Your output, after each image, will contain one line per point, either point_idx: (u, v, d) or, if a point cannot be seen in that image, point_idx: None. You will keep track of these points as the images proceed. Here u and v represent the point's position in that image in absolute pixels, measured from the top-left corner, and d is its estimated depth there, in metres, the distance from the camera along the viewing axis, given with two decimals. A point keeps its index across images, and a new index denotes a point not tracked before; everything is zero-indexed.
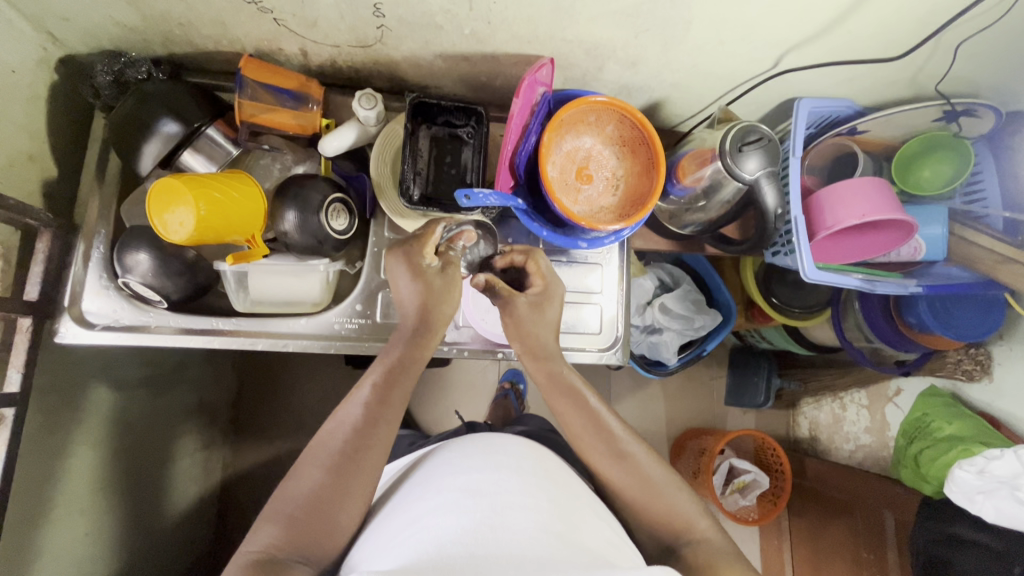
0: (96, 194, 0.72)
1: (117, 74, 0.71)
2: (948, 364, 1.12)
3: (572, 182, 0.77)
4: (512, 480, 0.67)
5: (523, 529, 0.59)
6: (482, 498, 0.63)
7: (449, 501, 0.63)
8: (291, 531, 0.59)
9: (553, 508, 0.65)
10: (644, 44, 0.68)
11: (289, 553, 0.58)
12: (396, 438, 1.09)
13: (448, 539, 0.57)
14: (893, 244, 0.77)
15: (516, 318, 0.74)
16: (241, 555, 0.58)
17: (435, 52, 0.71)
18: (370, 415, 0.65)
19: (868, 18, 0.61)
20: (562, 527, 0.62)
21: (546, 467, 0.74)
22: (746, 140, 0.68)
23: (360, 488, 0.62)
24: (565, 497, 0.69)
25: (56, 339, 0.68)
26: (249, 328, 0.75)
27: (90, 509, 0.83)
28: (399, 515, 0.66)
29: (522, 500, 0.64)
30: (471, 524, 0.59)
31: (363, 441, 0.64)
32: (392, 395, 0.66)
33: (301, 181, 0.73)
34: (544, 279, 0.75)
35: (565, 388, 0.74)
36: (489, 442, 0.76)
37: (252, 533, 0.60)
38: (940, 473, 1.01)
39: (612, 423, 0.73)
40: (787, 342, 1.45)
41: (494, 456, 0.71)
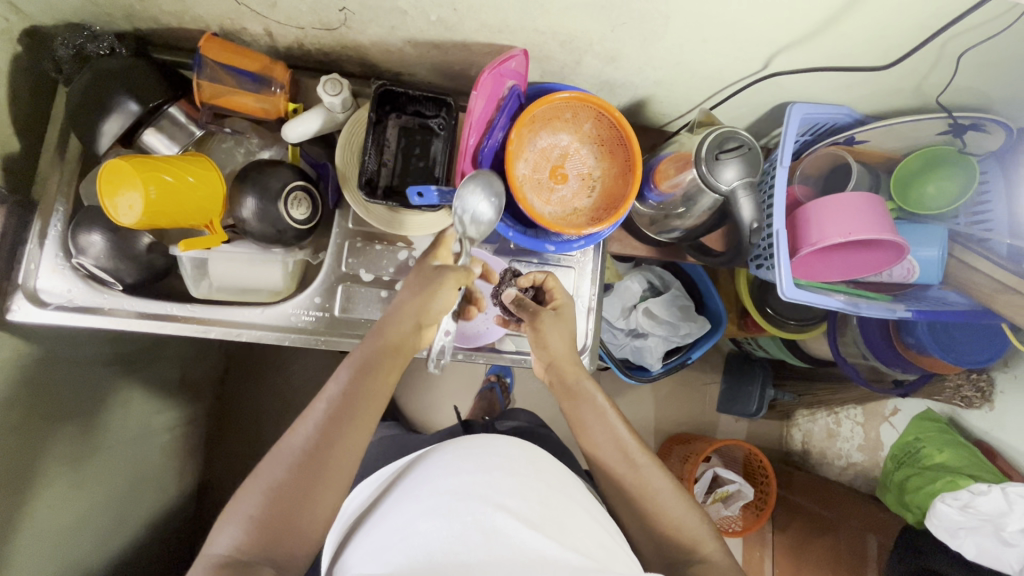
0: (56, 170, 0.71)
1: (79, 49, 0.70)
2: (946, 390, 1.06)
3: (545, 181, 0.73)
4: (506, 483, 0.63)
5: (511, 539, 0.56)
6: (470, 503, 0.59)
7: (438, 505, 0.59)
8: (258, 535, 0.56)
9: (544, 511, 0.62)
10: (621, 38, 0.64)
11: (258, 555, 0.55)
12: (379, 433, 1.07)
13: (439, 547, 0.55)
14: (884, 263, 0.72)
15: (537, 327, 0.74)
16: (206, 557, 0.55)
17: (403, 38, 0.68)
18: (337, 411, 0.61)
19: (863, 19, 0.56)
20: (551, 528, 0.60)
21: (539, 465, 0.69)
22: (725, 148, 0.64)
23: (327, 490, 0.59)
24: (557, 495, 0.66)
25: (7, 315, 0.67)
26: (204, 316, 0.74)
27: (69, 478, 0.83)
28: (387, 517, 0.63)
29: (512, 504, 0.60)
30: (461, 530, 0.57)
31: (330, 440, 0.60)
32: (365, 386, 0.63)
33: (261, 167, 0.71)
34: (562, 297, 0.77)
35: (584, 397, 0.74)
36: (478, 442, 0.70)
37: (218, 528, 0.57)
38: (925, 503, 0.98)
39: (622, 432, 0.73)
40: (782, 353, 1.41)
41: (490, 458, 0.66)
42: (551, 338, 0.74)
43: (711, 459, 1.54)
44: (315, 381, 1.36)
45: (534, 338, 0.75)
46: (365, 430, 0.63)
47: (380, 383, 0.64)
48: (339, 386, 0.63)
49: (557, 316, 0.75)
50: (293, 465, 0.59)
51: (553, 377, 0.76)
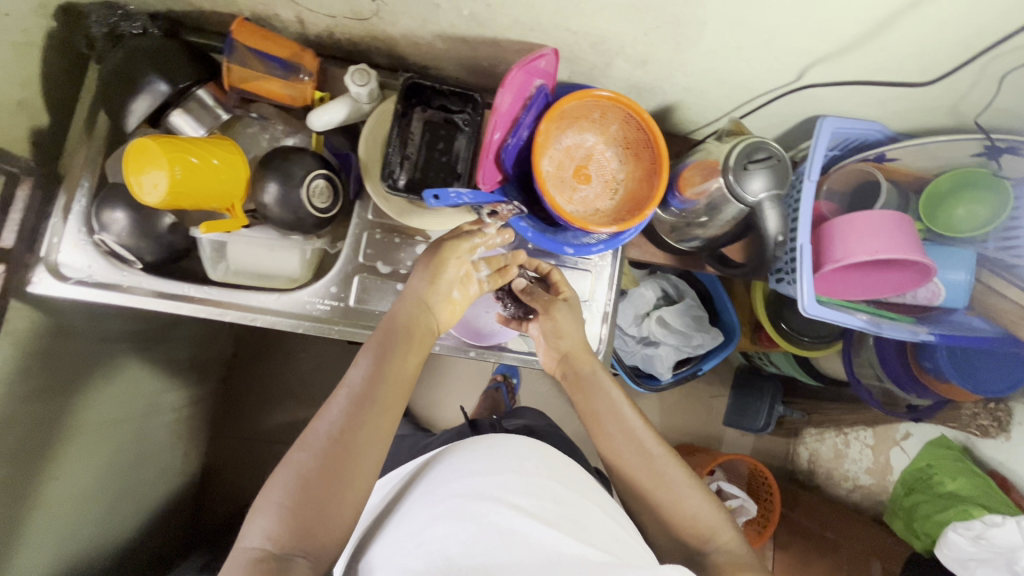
0: (83, 146, 0.72)
1: (111, 27, 0.71)
2: (962, 416, 1.03)
3: (568, 180, 0.73)
4: (519, 483, 0.61)
5: (535, 540, 0.55)
6: (482, 506, 0.58)
7: (452, 509, 0.58)
8: (288, 526, 0.53)
9: (562, 510, 0.61)
10: (655, 42, 0.63)
11: (291, 547, 0.52)
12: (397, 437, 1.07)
13: (457, 553, 0.54)
14: (907, 284, 0.70)
15: (551, 315, 0.75)
16: (239, 551, 0.52)
17: (433, 32, 0.68)
18: (366, 392, 0.61)
19: (904, 34, 0.55)
20: (571, 525, 0.59)
21: (553, 465, 0.67)
22: (754, 158, 0.63)
23: (357, 478, 0.56)
24: (573, 492, 0.65)
25: (28, 288, 0.68)
26: (220, 298, 0.74)
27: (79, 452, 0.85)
28: (402, 523, 0.63)
29: (531, 506, 0.59)
30: (476, 533, 0.55)
31: (354, 425, 0.58)
32: (389, 370, 0.63)
33: (285, 154, 0.71)
34: (569, 289, 0.78)
35: (599, 390, 0.74)
36: (491, 441, 0.68)
37: (247, 525, 0.54)
38: (933, 531, 0.97)
39: (632, 418, 0.73)
40: (794, 370, 1.38)
41: (502, 459, 0.65)
42: (564, 325, 0.76)
43: (715, 472, 1.51)
44: (321, 371, 1.36)
45: (546, 330, 0.77)
46: (391, 416, 0.61)
47: (403, 365, 0.64)
48: (361, 373, 0.62)
49: (569, 305, 0.77)
50: (321, 451, 0.56)
51: (566, 371, 0.77)
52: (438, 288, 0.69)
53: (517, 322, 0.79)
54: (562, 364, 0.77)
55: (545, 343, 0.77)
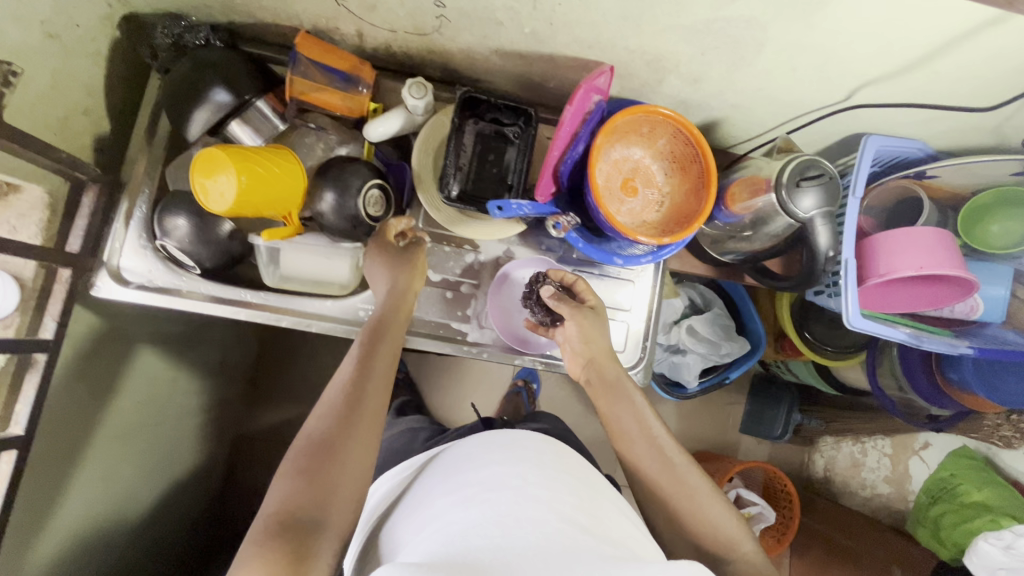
0: (143, 153, 0.74)
1: (176, 39, 0.73)
2: (984, 428, 1.02)
3: (616, 192, 0.74)
4: (535, 475, 0.60)
5: (546, 521, 0.53)
6: (501, 492, 0.57)
7: (471, 495, 0.58)
8: (308, 488, 0.55)
9: (580, 505, 0.59)
10: (709, 62, 0.65)
11: (308, 509, 0.54)
12: (412, 431, 1.06)
13: (472, 532, 0.52)
14: (949, 299, 0.72)
15: (583, 325, 0.73)
16: (261, 518, 0.54)
17: (491, 47, 0.70)
18: (354, 386, 0.62)
19: (958, 60, 0.57)
20: (588, 520, 0.57)
21: (566, 462, 0.66)
22: (806, 176, 0.65)
23: (365, 442, 0.59)
24: (588, 489, 0.63)
25: (93, 292, 0.70)
26: (277, 305, 0.76)
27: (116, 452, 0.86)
28: (418, 512, 0.62)
29: (548, 493, 0.57)
30: (493, 515, 0.54)
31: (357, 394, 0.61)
32: (375, 363, 0.65)
33: (342, 163, 0.73)
34: (595, 296, 0.76)
35: (621, 394, 0.74)
36: (504, 437, 0.68)
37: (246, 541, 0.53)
38: (962, 540, 0.98)
39: (656, 426, 0.73)
40: (813, 379, 1.39)
41: (516, 452, 0.64)
42: (597, 335, 0.73)
43: (733, 479, 1.52)
44: None
45: (575, 335, 0.74)
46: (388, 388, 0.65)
47: (393, 345, 0.68)
48: (348, 371, 0.64)
49: (597, 313, 0.74)
50: (329, 420, 0.59)
51: (591, 375, 0.76)
52: (406, 286, 0.71)
53: (546, 328, 0.78)
54: (586, 367, 0.76)
55: (573, 350, 0.76)
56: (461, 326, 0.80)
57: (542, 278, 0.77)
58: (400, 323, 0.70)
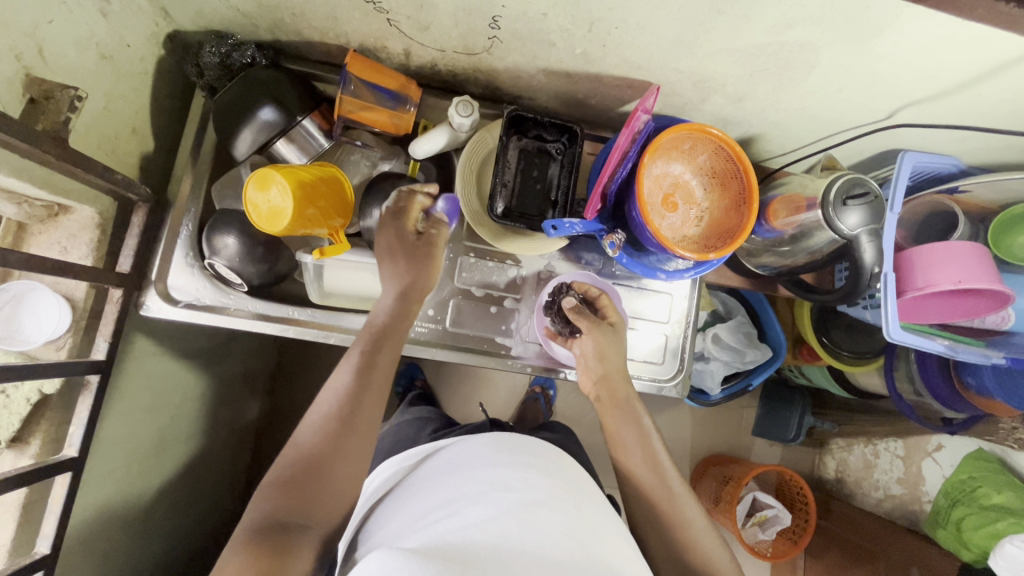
0: (189, 170, 0.74)
1: (223, 57, 0.71)
2: (1000, 430, 1.06)
3: (658, 208, 0.76)
4: (543, 481, 0.61)
5: (547, 530, 0.53)
6: (508, 492, 0.58)
7: (478, 492, 0.58)
8: (294, 499, 0.55)
9: (580, 515, 0.58)
10: (756, 82, 0.67)
11: (292, 517, 0.54)
12: (420, 421, 1.01)
13: (477, 525, 0.53)
14: (984, 311, 0.74)
15: (601, 339, 0.73)
16: (246, 520, 0.54)
17: (539, 67, 0.71)
18: (361, 378, 0.61)
19: (1004, 84, 0.59)
20: (585, 534, 0.56)
21: (570, 473, 0.67)
22: (851, 194, 0.66)
23: (360, 458, 0.59)
24: (588, 501, 0.63)
25: (143, 312, 0.69)
26: (322, 321, 0.76)
27: (146, 468, 0.85)
28: (412, 511, 0.61)
29: (551, 500, 0.58)
30: (500, 512, 0.55)
31: (353, 405, 0.60)
32: (381, 357, 0.64)
33: (390, 181, 0.73)
34: (616, 316, 0.76)
35: (629, 415, 0.73)
36: (512, 440, 0.70)
37: (254, 500, 0.56)
38: (986, 544, 1.00)
39: (663, 456, 0.72)
40: (828, 383, 1.41)
41: (525, 458, 0.65)
42: (610, 352, 0.73)
43: (749, 482, 1.54)
44: None
45: (590, 350, 0.73)
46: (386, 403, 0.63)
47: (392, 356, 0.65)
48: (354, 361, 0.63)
49: (614, 331, 0.75)
50: (323, 430, 0.58)
51: (599, 394, 0.75)
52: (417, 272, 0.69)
53: (563, 339, 0.77)
54: (598, 384, 0.74)
55: (585, 364, 0.75)
56: (504, 341, 0.81)
57: (565, 289, 0.77)
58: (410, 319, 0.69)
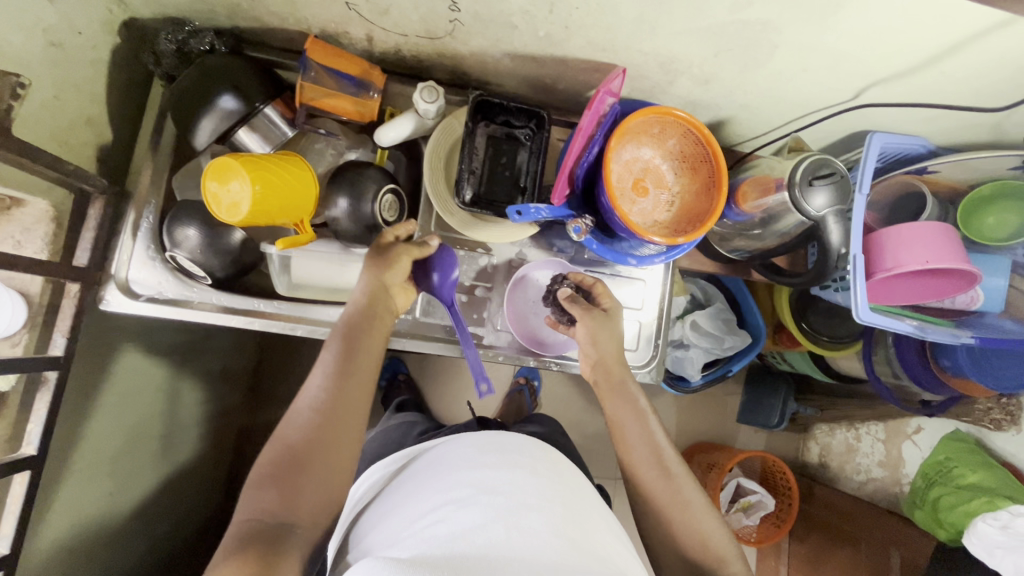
0: (148, 161, 0.72)
1: (181, 45, 0.70)
2: (975, 411, 1.07)
3: (628, 193, 0.74)
4: (532, 482, 0.60)
5: (535, 533, 0.52)
6: (495, 496, 0.56)
7: (464, 497, 0.56)
8: (282, 496, 0.54)
9: (568, 514, 0.57)
10: (721, 63, 0.66)
11: (281, 516, 0.53)
12: (408, 424, 1.01)
13: (463, 533, 0.52)
14: (952, 291, 0.75)
15: (593, 325, 0.73)
16: (234, 525, 0.53)
17: (504, 50, 0.69)
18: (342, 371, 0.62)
19: (966, 61, 0.59)
20: (575, 532, 0.55)
21: (560, 470, 0.66)
22: (818, 174, 0.66)
23: (345, 448, 0.59)
24: (576, 501, 0.62)
25: (102, 306, 0.68)
26: (289, 313, 0.75)
27: (118, 468, 0.83)
28: (406, 511, 0.60)
29: (540, 502, 0.57)
30: (486, 519, 0.53)
31: (333, 396, 0.60)
32: (361, 350, 0.64)
33: (356, 168, 0.72)
34: (611, 300, 0.76)
35: (626, 394, 0.73)
36: (500, 441, 0.69)
37: (242, 499, 0.55)
38: (959, 522, 1.00)
39: (661, 438, 0.71)
40: (810, 368, 1.41)
41: (513, 458, 0.64)
42: (603, 338, 0.74)
43: (733, 468, 1.54)
44: None
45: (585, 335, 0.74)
46: (369, 390, 0.63)
47: (374, 343, 0.65)
48: (334, 353, 0.63)
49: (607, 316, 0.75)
50: (307, 427, 0.58)
51: (597, 377, 0.75)
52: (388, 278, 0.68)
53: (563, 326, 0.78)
54: (597, 367, 0.75)
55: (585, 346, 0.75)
56: (476, 330, 0.80)
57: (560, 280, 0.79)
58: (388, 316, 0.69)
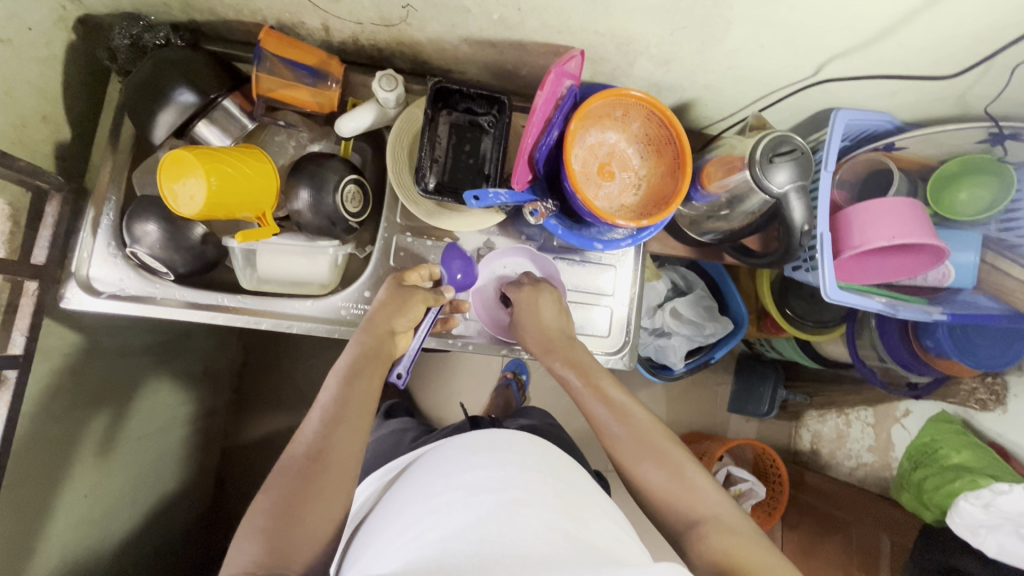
0: (108, 159, 0.72)
1: (135, 39, 0.69)
2: (961, 391, 1.01)
3: (593, 177, 0.73)
4: (519, 476, 0.55)
5: (526, 528, 0.48)
6: (486, 495, 0.52)
7: (454, 500, 0.52)
8: (272, 543, 0.52)
9: (561, 506, 0.53)
10: (678, 42, 0.65)
11: (270, 566, 0.51)
12: (401, 431, 0.97)
13: (453, 535, 0.47)
14: (921, 267, 0.74)
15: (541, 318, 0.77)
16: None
17: (460, 36, 0.69)
18: (335, 412, 0.60)
19: (921, 30, 0.58)
20: (570, 524, 0.51)
21: (553, 461, 0.61)
22: (778, 151, 0.66)
23: (336, 490, 0.56)
24: (571, 488, 0.57)
25: (62, 304, 0.68)
26: (255, 307, 0.75)
27: (96, 470, 0.82)
28: (392, 522, 0.55)
29: (527, 496, 0.52)
30: (479, 517, 0.49)
31: (327, 441, 0.58)
32: (359, 389, 0.62)
33: (317, 160, 0.71)
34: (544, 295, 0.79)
35: (582, 370, 0.71)
36: (488, 437, 0.63)
37: (232, 550, 0.53)
38: (944, 503, 0.93)
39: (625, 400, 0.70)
40: (797, 354, 1.34)
41: (501, 453, 0.59)
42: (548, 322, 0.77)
43: (724, 457, 1.50)
44: None
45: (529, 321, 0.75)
46: (363, 429, 0.61)
47: (369, 386, 0.63)
48: (331, 394, 0.62)
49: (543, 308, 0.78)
50: (300, 472, 0.56)
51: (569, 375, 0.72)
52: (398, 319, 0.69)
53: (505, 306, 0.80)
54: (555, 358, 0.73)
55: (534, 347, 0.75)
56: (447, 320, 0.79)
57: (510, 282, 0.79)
58: (388, 351, 0.67)
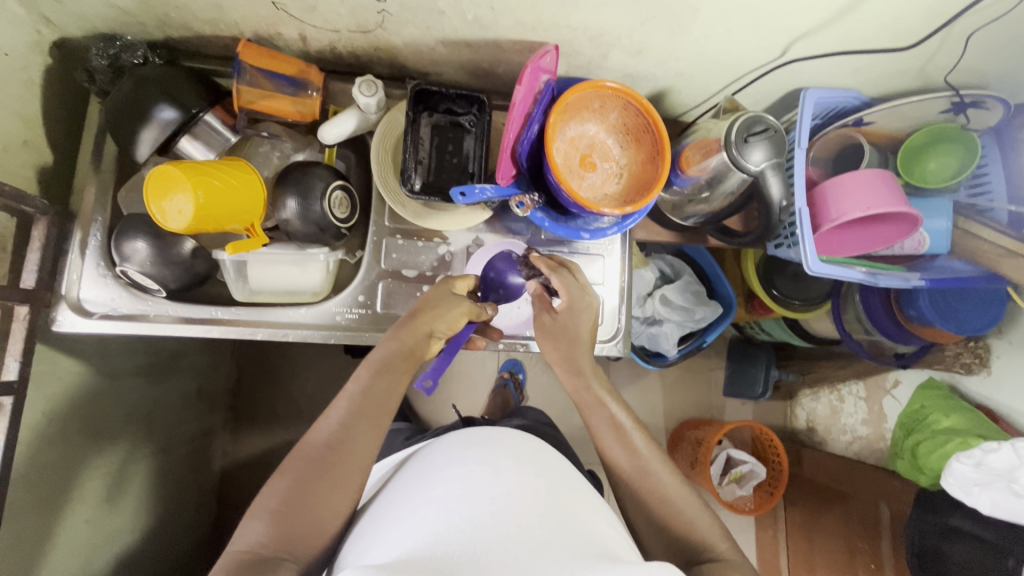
0: (92, 180, 0.73)
1: (113, 59, 0.70)
2: (945, 358, 1.02)
3: (576, 169, 0.74)
4: (514, 471, 0.55)
5: (519, 522, 0.48)
6: (479, 489, 0.52)
7: (447, 492, 0.52)
8: (282, 528, 0.52)
9: (554, 500, 0.53)
10: (648, 31, 0.67)
11: (278, 550, 0.51)
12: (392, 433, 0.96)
13: (446, 529, 0.47)
14: (898, 236, 0.76)
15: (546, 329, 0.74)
16: (228, 555, 0.51)
17: (437, 38, 0.70)
18: (360, 404, 0.60)
19: (878, 7, 0.60)
20: (560, 515, 0.52)
21: (548, 458, 0.62)
22: (752, 131, 0.68)
23: (349, 481, 0.56)
24: (562, 483, 0.58)
25: (54, 327, 0.69)
26: (248, 318, 0.75)
27: (92, 495, 0.80)
28: (386, 515, 0.55)
29: (520, 489, 0.53)
30: (469, 514, 0.49)
31: (348, 434, 0.58)
32: (382, 384, 0.62)
33: (302, 168, 0.72)
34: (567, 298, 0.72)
35: (601, 403, 0.71)
36: (484, 433, 0.63)
37: (242, 527, 0.53)
38: (937, 467, 0.93)
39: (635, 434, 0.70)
40: (787, 333, 1.35)
41: (498, 448, 0.59)
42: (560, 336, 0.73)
43: (722, 440, 1.50)
44: (328, 390, 1.29)
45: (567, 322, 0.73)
46: (380, 430, 0.60)
47: (398, 384, 0.63)
48: (359, 387, 0.62)
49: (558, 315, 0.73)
50: (319, 459, 0.56)
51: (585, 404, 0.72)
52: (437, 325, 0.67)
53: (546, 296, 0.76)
54: (572, 379, 0.73)
55: (555, 363, 0.74)
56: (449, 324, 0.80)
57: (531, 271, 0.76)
58: (425, 351, 0.66)
